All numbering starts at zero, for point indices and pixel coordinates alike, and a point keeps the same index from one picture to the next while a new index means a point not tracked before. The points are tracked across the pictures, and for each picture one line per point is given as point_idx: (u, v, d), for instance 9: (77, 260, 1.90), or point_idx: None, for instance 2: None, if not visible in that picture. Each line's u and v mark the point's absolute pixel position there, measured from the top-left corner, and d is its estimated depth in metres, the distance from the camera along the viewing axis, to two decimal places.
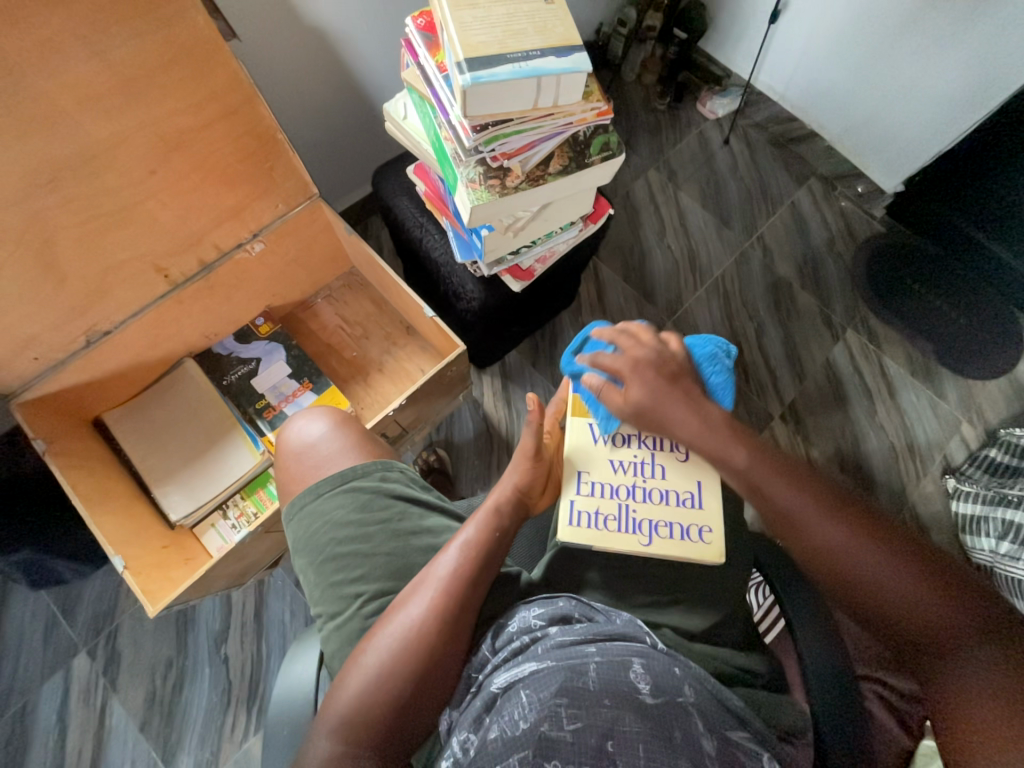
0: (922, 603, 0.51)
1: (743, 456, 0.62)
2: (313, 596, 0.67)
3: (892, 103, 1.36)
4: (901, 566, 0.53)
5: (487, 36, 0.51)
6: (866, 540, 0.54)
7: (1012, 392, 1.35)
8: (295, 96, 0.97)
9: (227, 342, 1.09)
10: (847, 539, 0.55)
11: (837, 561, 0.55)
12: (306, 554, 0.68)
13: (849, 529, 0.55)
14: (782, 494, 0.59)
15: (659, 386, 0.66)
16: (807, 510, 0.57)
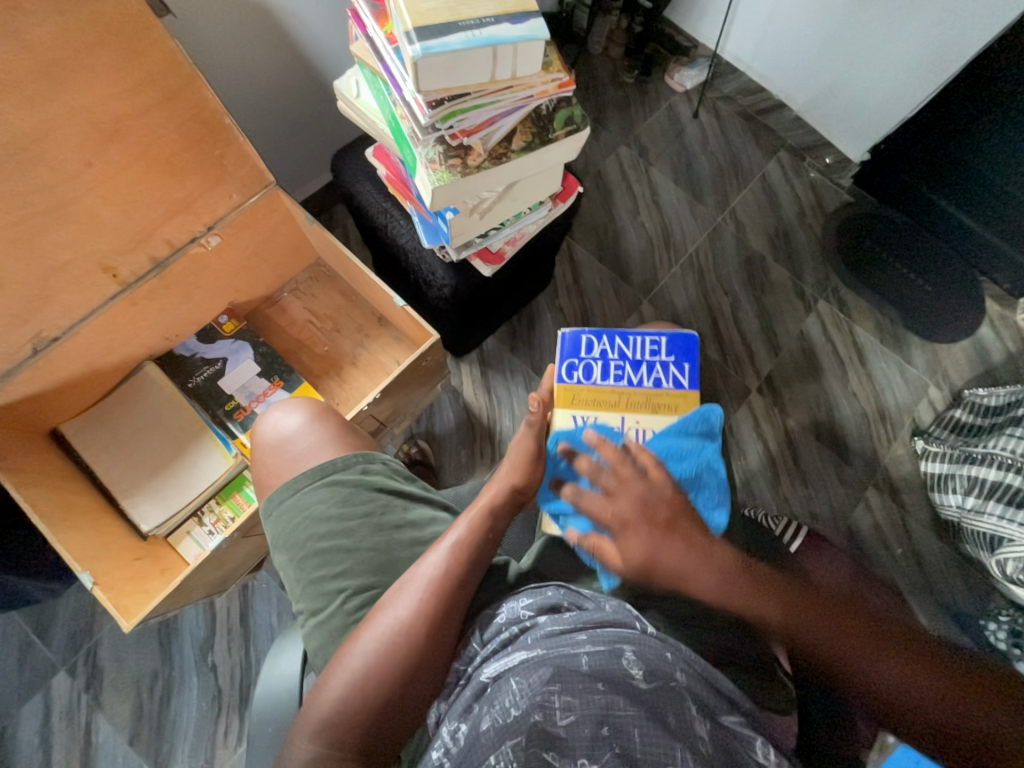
0: (963, 714, 0.47)
1: (768, 602, 0.52)
2: (294, 592, 0.65)
3: (856, 70, 1.36)
4: (941, 687, 0.48)
5: (436, 3, 0.48)
6: (904, 670, 0.49)
7: (976, 354, 1.39)
8: (242, 76, 0.91)
9: (190, 343, 1.05)
10: (885, 678, 0.49)
11: (837, 662, 0.50)
12: (286, 551, 0.66)
13: (886, 666, 0.49)
14: (816, 633, 0.51)
15: (654, 539, 0.54)
16: (837, 641, 0.50)
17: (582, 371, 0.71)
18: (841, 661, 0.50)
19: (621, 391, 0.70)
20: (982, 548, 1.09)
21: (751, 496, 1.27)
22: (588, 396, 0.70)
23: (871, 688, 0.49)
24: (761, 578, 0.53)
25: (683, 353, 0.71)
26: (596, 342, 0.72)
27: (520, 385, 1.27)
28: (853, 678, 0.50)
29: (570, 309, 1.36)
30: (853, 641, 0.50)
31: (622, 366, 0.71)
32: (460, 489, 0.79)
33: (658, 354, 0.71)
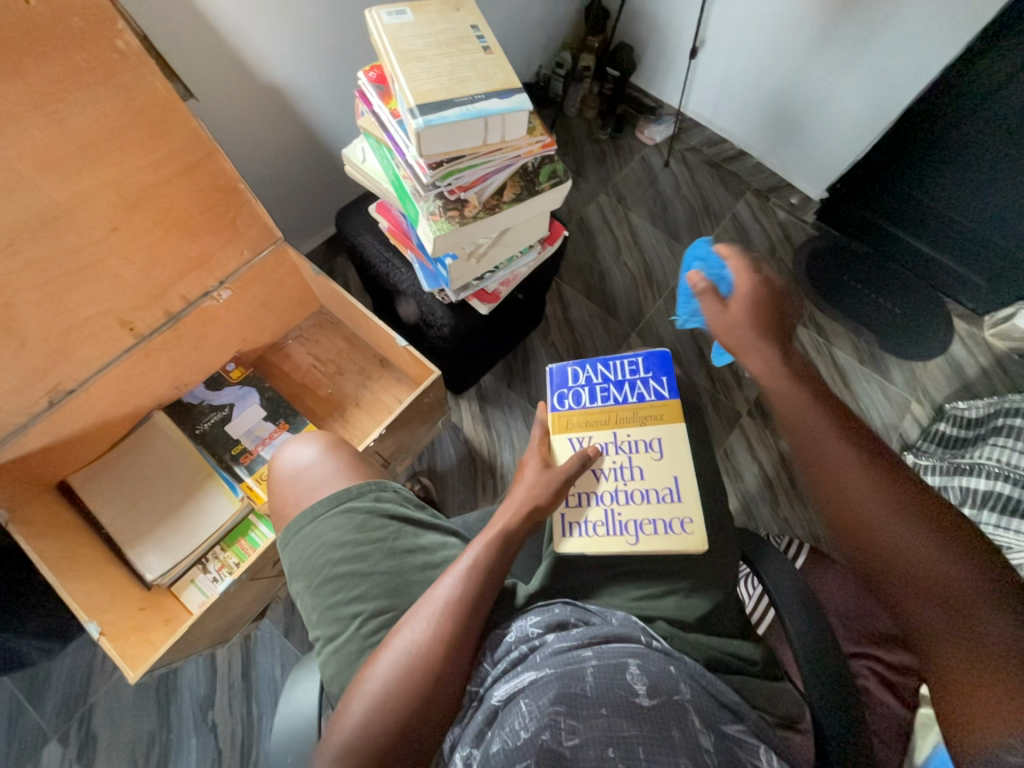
0: (925, 549, 0.53)
1: (792, 388, 0.63)
2: (310, 620, 0.65)
3: (807, 121, 1.51)
4: (913, 522, 0.54)
5: (434, 84, 0.56)
6: (888, 497, 0.56)
7: (951, 369, 1.46)
8: (254, 147, 1.00)
9: (197, 391, 1.08)
10: (866, 491, 0.57)
11: (825, 459, 0.59)
12: (302, 578, 0.67)
13: (874, 483, 0.57)
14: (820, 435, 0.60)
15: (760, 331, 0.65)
16: (839, 448, 0.59)
17: (572, 398, 0.73)
18: (829, 464, 0.59)
19: (609, 410, 0.72)
20: None
21: (752, 519, 1.28)
22: (579, 419, 0.71)
23: (845, 490, 0.57)
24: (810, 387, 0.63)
25: (660, 367, 0.74)
26: (580, 370, 0.75)
27: (518, 419, 1.31)
28: (829, 475, 0.59)
29: (562, 344, 1.43)
30: (857, 458, 0.59)
31: (607, 387, 0.74)
32: (467, 518, 0.81)
33: (638, 371, 0.74)
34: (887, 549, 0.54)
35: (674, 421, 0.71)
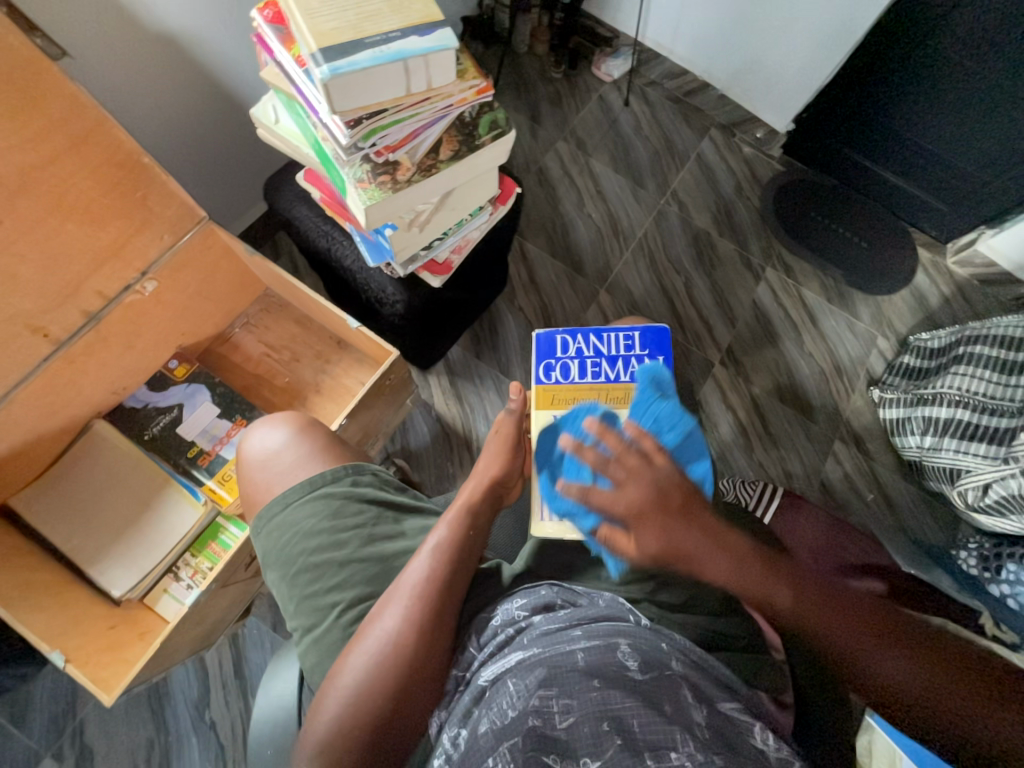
0: (976, 718, 0.48)
1: (783, 591, 0.51)
2: (286, 611, 0.60)
3: (771, 44, 1.41)
4: (955, 689, 0.48)
5: (339, 22, 0.47)
6: (918, 670, 0.49)
7: (915, 301, 1.48)
8: (156, 112, 0.87)
9: (140, 393, 1.00)
10: (900, 673, 0.49)
11: (848, 656, 0.50)
12: (277, 567, 0.61)
13: (899, 661, 0.49)
14: (830, 634, 0.50)
15: (671, 526, 0.51)
16: (852, 639, 0.50)
17: (559, 371, 0.72)
18: (857, 659, 0.50)
19: (601, 387, 0.70)
20: (944, 481, 1.17)
21: (727, 465, 1.30)
22: (567, 395, 0.71)
23: (886, 683, 0.49)
24: (786, 574, 0.52)
25: (657, 346, 0.72)
26: (570, 340, 0.73)
27: (490, 389, 1.27)
28: (867, 676, 0.49)
29: (529, 307, 1.37)
30: (867, 637, 0.50)
31: (599, 362, 0.72)
32: (450, 496, 0.76)
33: (633, 349, 0.72)
34: (941, 717, 0.48)
35: None
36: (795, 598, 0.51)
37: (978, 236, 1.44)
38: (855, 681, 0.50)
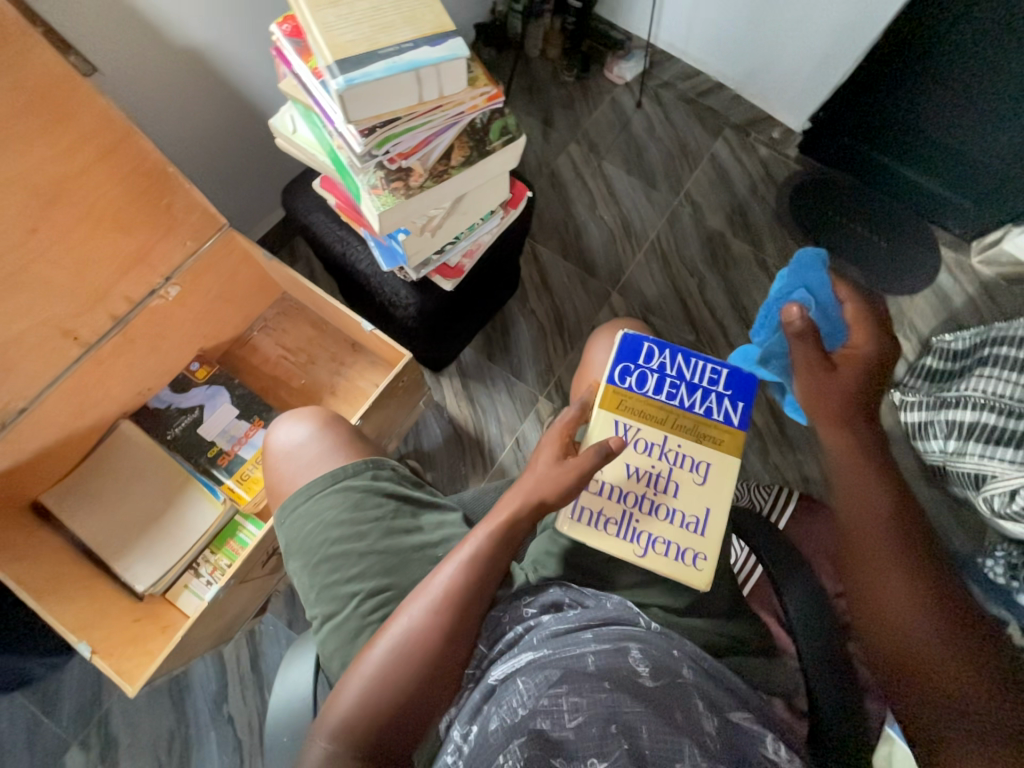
0: (951, 668, 0.49)
1: (856, 472, 0.56)
2: (306, 599, 0.62)
3: (785, 44, 1.40)
4: (949, 638, 0.50)
5: (354, 35, 0.49)
6: (927, 607, 0.51)
7: (938, 301, 1.44)
8: (181, 123, 0.91)
9: (163, 394, 1.04)
10: (905, 593, 0.52)
11: (877, 548, 0.54)
12: (298, 556, 0.62)
13: (914, 586, 0.52)
14: (872, 523, 0.54)
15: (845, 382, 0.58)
16: (888, 539, 0.54)
17: (635, 377, 0.64)
18: (881, 556, 0.53)
19: (669, 410, 0.63)
20: (968, 487, 1.14)
21: (742, 469, 1.26)
22: (636, 405, 0.63)
23: (888, 585, 0.52)
24: (879, 471, 0.56)
25: (741, 390, 0.64)
26: (657, 351, 0.65)
27: (501, 391, 1.28)
28: (877, 572, 0.53)
29: (541, 310, 1.37)
30: (902, 553, 0.53)
31: (676, 385, 0.64)
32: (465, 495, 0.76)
33: (717, 384, 0.64)
34: (916, 644, 0.50)
35: (731, 452, 0.62)
36: (877, 513, 0.55)
37: (1005, 233, 1.39)
38: (861, 570, 0.54)
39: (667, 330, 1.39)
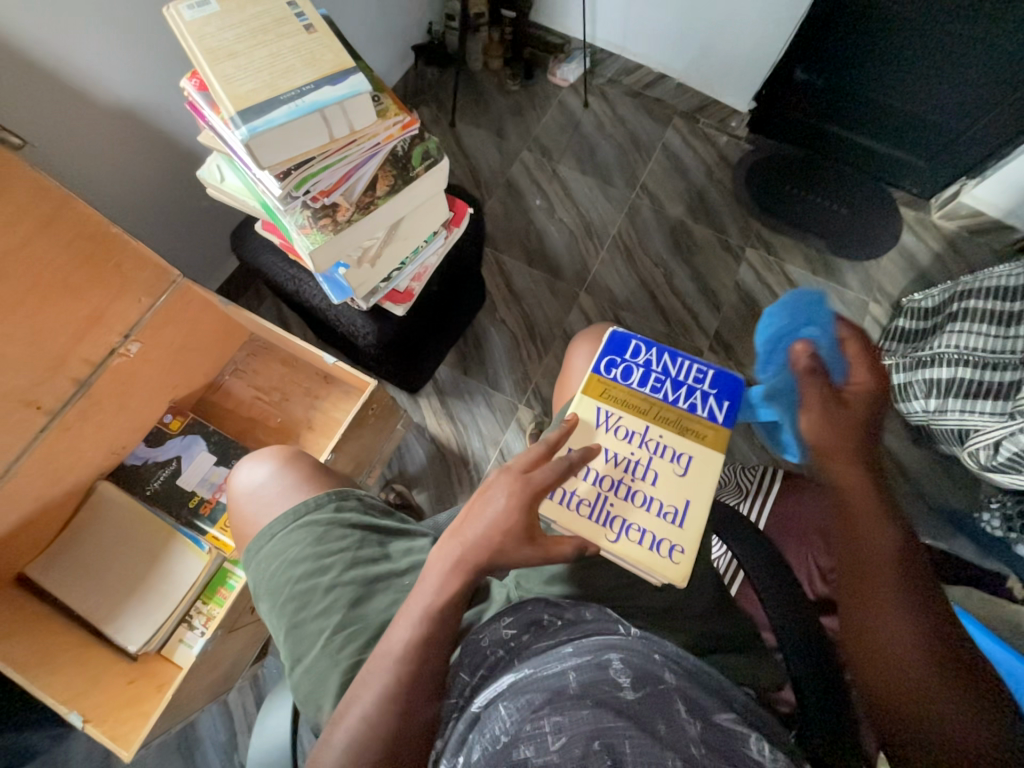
0: (934, 701, 0.49)
1: (856, 494, 0.58)
2: (277, 641, 0.61)
3: (720, 28, 1.41)
4: (937, 673, 0.49)
5: (254, 83, 0.49)
6: (916, 640, 0.51)
7: (904, 262, 1.45)
8: (123, 181, 0.92)
9: (139, 450, 1.04)
10: (896, 624, 0.52)
11: (870, 574, 0.54)
12: (267, 598, 0.62)
13: (904, 618, 0.52)
14: (867, 551, 0.55)
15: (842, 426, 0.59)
16: (881, 568, 0.54)
17: (621, 370, 0.63)
18: (874, 584, 0.54)
19: (653, 401, 0.62)
20: (954, 443, 1.14)
21: (729, 452, 1.26)
22: (619, 394, 0.62)
23: (878, 613, 0.53)
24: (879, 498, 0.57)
25: (727, 392, 0.62)
26: (644, 348, 0.64)
27: (480, 405, 1.28)
28: (869, 599, 0.54)
29: (511, 319, 1.38)
30: (894, 582, 0.53)
31: (663, 379, 0.63)
32: (439, 519, 0.77)
33: (701, 382, 0.63)
34: (901, 677, 0.50)
35: (715, 449, 0.60)
36: (875, 553, 0.55)
37: (960, 187, 1.43)
38: (851, 592, 0.55)
39: (639, 324, 1.39)
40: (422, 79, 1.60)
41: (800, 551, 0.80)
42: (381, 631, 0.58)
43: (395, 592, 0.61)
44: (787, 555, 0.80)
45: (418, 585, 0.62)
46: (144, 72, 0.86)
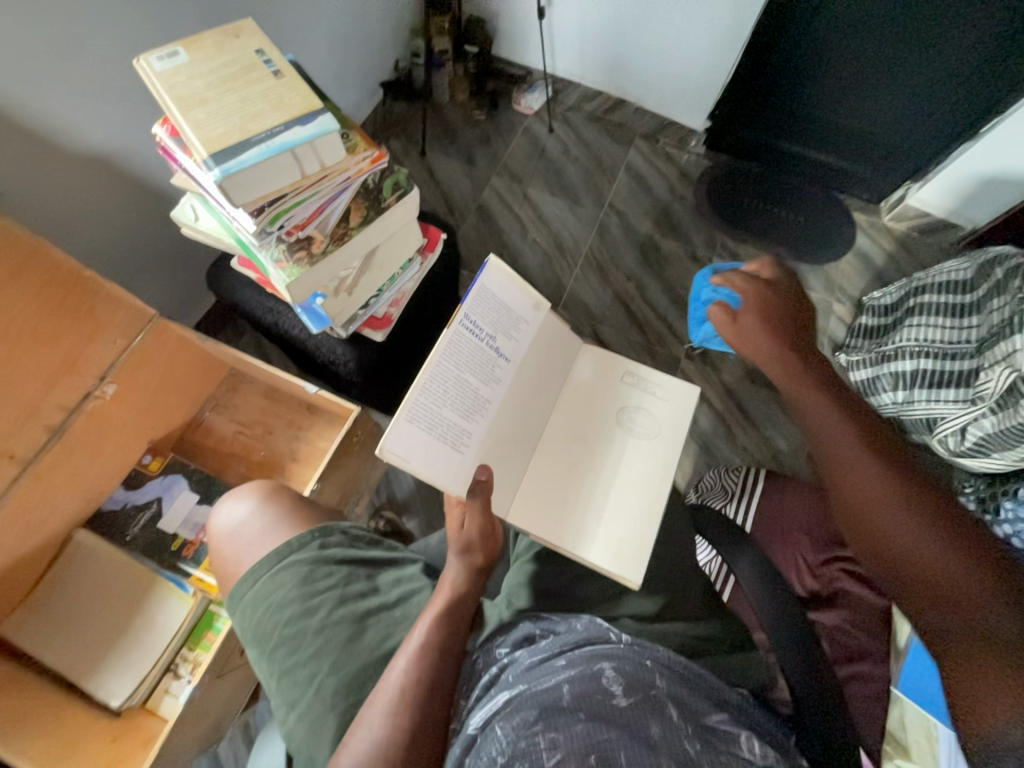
0: (950, 569, 0.55)
1: (841, 439, 0.66)
2: (268, 690, 0.59)
3: (672, 55, 1.50)
4: (947, 544, 0.57)
5: (225, 127, 0.51)
6: (924, 527, 0.58)
7: (860, 263, 1.53)
8: (94, 224, 0.92)
9: (117, 494, 1.01)
10: (907, 523, 0.59)
11: (861, 490, 0.63)
12: (254, 647, 0.60)
13: (911, 517, 0.59)
14: (862, 477, 0.63)
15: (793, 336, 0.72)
16: (870, 484, 0.62)
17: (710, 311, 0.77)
18: (869, 498, 0.62)
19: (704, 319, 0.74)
20: (923, 431, 1.19)
21: (713, 456, 1.28)
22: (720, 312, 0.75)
23: (885, 528, 0.59)
24: (860, 428, 0.67)
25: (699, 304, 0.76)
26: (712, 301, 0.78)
27: None
28: (873, 519, 0.60)
29: None
30: (892, 489, 0.62)
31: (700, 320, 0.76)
32: (429, 543, 0.77)
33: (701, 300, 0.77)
34: (913, 552, 0.57)
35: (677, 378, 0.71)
36: (851, 457, 0.64)
37: (906, 192, 1.52)
38: (861, 521, 0.61)
39: (616, 337, 1.42)
40: (391, 114, 1.65)
41: (785, 551, 0.81)
42: (377, 667, 0.57)
43: (386, 626, 0.60)
44: (773, 553, 0.81)
45: (410, 616, 0.61)
46: (114, 118, 0.88)
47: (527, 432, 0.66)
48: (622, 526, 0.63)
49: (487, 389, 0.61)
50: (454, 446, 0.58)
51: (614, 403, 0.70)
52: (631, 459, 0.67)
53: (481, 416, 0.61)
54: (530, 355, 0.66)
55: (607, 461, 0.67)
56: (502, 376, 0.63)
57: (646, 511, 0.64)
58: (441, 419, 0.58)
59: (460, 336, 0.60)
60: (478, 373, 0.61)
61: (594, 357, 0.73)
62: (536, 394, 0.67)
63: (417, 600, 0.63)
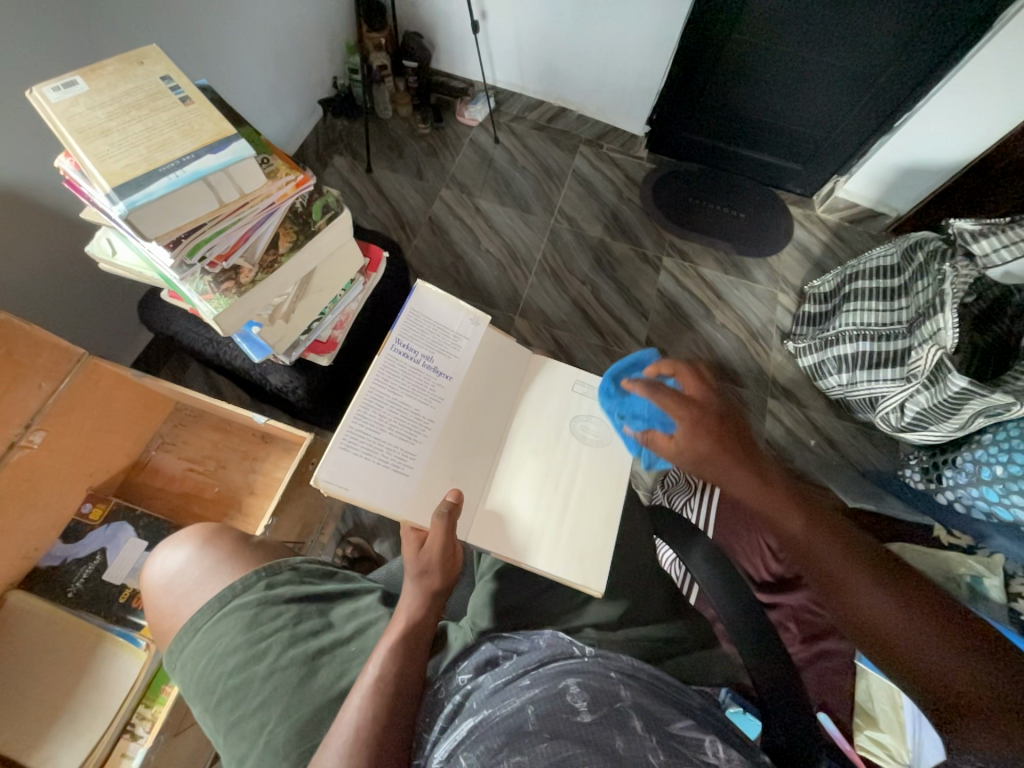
0: (926, 650, 0.50)
1: (790, 515, 0.59)
2: (217, 746, 0.55)
3: (607, 63, 1.54)
4: (913, 615, 0.52)
5: (130, 159, 0.49)
6: (890, 603, 0.53)
7: (800, 254, 1.60)
8: (7, 263, 0.86)
9: (55, 549, 0.94)
10: (876, 603, 0.53)
11: (827, 572, 0.56)
12: (199, 702, 0.57)
13: (878, 595, 0.53)
14: (825, 556, 0.57)
15: (713, 444, 0.60)
16: (835, 563, 0.56)
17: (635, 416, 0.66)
18: (839, 582, 0.55)
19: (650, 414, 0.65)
20: (868, 409, 1.26)
21: None
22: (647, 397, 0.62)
23: (864, 615, 0.53)
24: (799, 504, 0.60)
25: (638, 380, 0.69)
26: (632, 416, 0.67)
27: None
28: (849, 606, 0.54)
29: None
30: (853, 564, 0.56)
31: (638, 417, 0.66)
32: (390, 569, 0.75)
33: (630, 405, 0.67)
34: (890, 635, 0.52)
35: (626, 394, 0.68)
36: (801, 538, 0.58)
37: (835, 185, 1.60)
38: (838, 609, 0.55)
39: (575, 341, 1.44)
40: (333, 131, 1.62)
41: (749, 538, 0.84)
42: (332, 707, 0.55)
43: (341, 662, 0.58)
44: (737, 545, 0.84)
45: (367, 649, 0.59)
46: (23, 150, 0.82)
47: (478, 448, 0.65)
48: (576, 537, 0.63)
49: (428, 409, 0.62)
50: (396, 468, 0.58)
51: (565, 411, 0.71)
52: (584, 468, 0.68)
53: (424, 436, 0.61)
54: (473, 371, 0.67)
55: (560, 471, 0.67)
56: (443, 394, 0.63)
57: (599, 520, 0.65)
58: (379, 443, 0.58)
59: (392, 361, 0.61)
60: (417, 394, 0.61)
61: (542, 367, 0.74)
62: (482, 408, 0.67)
63: (373, 632, 0.61)
